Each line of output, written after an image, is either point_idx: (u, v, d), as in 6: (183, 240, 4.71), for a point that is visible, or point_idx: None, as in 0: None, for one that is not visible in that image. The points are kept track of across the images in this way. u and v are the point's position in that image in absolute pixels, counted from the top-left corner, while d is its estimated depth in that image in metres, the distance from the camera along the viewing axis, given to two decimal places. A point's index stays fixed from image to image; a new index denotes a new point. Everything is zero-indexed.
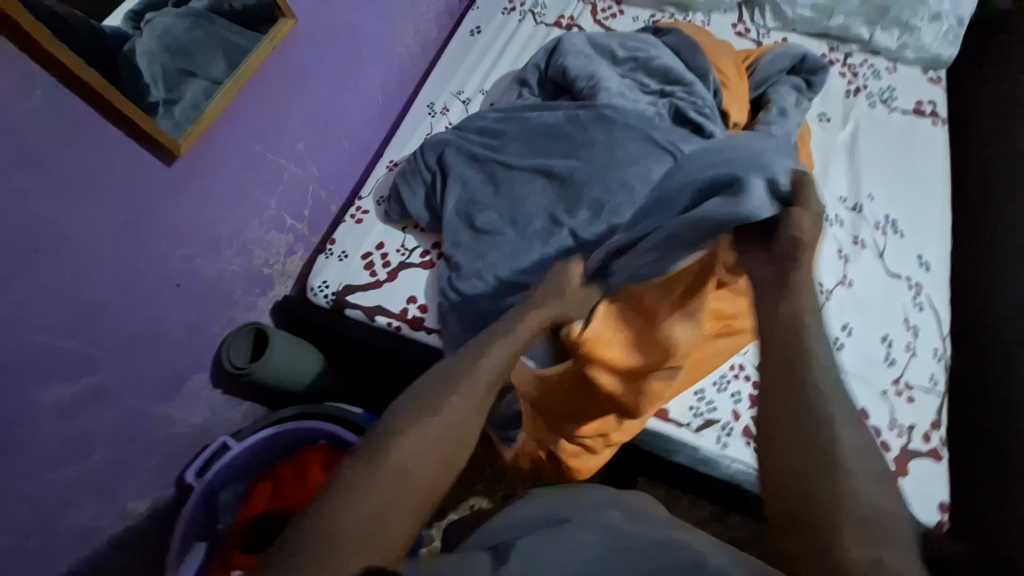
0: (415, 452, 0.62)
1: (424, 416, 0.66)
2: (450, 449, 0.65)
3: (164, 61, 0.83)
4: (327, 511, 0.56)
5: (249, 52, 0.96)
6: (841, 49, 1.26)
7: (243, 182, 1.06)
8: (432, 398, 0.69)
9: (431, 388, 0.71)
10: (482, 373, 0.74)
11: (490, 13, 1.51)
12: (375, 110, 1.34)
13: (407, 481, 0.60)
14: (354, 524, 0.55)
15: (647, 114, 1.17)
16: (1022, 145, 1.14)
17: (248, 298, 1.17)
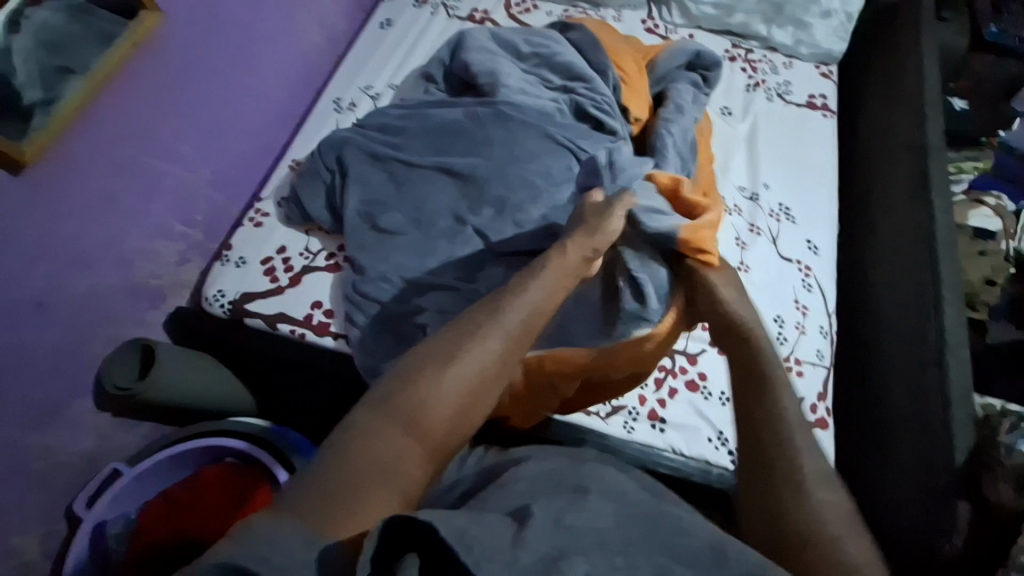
0: (449, 397, 0.58)
1: (439, 377, 0.59)
2: (468, 394, 0.59)
3: (41, 59, 0.70)
4: (364, 441, 0.53)
5: (115, 42, 0.79)
6: (743, 46, 1.35)
7: (116, 187, 0.86)
8: (442, 351, 0.61)
9: (443, 346, 0.62)
10: (510, 322, 0.65)
11: (400, 4, 1.36)
12: (277, 108, 1.15)
13: (436, 425, 0.56)
14: (384, 456, 0.53)
15: (527, 102, 1.00)
16: (895, 116, 1.17)
17: (133, 313, 0.95)
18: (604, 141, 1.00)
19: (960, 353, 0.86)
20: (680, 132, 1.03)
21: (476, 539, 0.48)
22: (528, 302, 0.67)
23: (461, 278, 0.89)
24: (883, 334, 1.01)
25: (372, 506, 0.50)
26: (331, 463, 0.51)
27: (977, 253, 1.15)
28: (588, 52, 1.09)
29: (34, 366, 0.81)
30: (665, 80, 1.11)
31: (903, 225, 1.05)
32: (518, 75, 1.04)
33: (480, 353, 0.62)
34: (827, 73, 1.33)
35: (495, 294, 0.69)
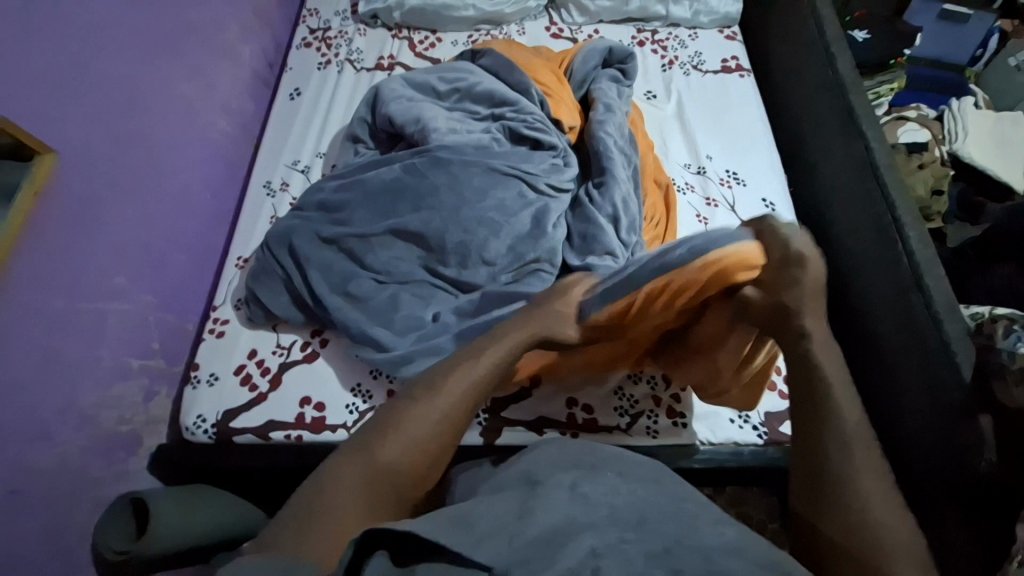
0: (401, 448, 0.64)
1: (393, 429, 0.65)
2: (419, 442, 0.65)
3: None
4: (332, 485, 0.61)
5: (13, 199, 0.73)
6: (647, 28, 1.38)
7: (58, 345, 0.79)
8: (418, 393, 0.68)
9: (418, 392, 0.69)
10: (484, 365, 0.71)
11: (305, 71, 1.33)
12: (206, 211, 1.11)
13: (387, 475, 0.62)
14: (356, 496, 0.61)
15: (461, 140, 0.98)
16: (804, 58, 1.22)
17: (111, 468, 0.88)
18: (546, 159, 0.99)
19: (934, 273, 0.89)
20: (617, 130, 1.03)
21: (479, 522, 0.52)
22: (497, 352, 0.72)
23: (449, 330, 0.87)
24: (855, 268, 1.04)
25: (328, 541, 0.57)
26: (310, 493, 0.60)
27: (917, 168, 1.20)
28: (504, 75, 1.08)
29: (21, 560, 0.74)
30: (586, 81, 1.12)
31: (842, 161, 1.08)
32: (443, 116, 1.02)
33: (439, 405, 0.67)
34: (732, 34, 1.38)
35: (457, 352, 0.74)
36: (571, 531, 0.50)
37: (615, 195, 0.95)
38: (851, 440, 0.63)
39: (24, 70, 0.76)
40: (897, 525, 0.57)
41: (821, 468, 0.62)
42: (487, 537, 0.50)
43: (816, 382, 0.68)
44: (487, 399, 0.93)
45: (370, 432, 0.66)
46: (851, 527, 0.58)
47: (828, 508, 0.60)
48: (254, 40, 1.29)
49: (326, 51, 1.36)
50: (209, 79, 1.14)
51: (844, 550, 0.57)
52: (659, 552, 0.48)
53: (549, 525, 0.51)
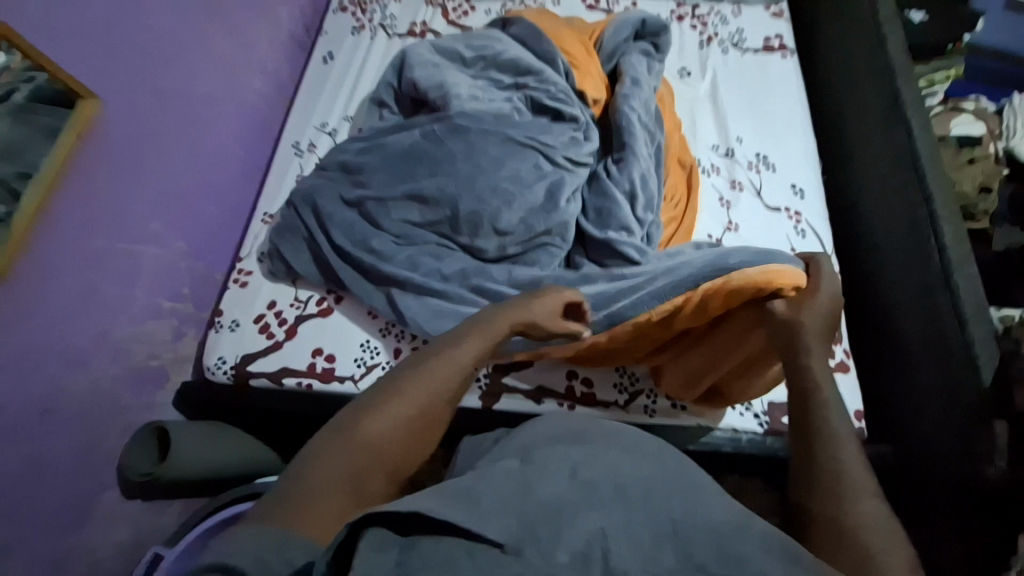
0: (394, 422, 0.62)
1: (383, 409, 0.63)
2: (413, 418, 0.63)
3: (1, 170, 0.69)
4: (316, 467, 0.57)
5: (57, 140, 0.78)
6: (687, 2, 1.33)
7: (96, 280, 0.86)
8: (404, 381, 0.66)
9: (402, 374, 0.67)
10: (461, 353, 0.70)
11: (339, 34, 1.35)
12: (238, 167, 1.16)
13: (382, 450, 0.60)
14: (345, 479, 0.57)
15: (482, 108, 0.98)
16: (852, 40, 1.15)
17: (140, 399, 0.95)
18: (566, 132, 0.98)
19: (966, 272, 0.84)
20: (642, 106, 1.01)
21: (484, 497, 0.50)
22: (479, 337, 0.72)
23: (454, 295, 0.89)
24: (884, 264, 0.99)
25: (328, 517, 0.54)
26: (300, 479, 0.56)
27: (965, 162, 1.13)
28: (531, 44, 1.07)
29: (58, 471, 0.81)
30: (616, 54, 1.09)
31: (881, 149, 1.03)
32: (467, 83, 1.02)
33: (436, 378, 0.66)
34: (778, 12, 1.31)
35: (445, 336, 0.73)
36: (574, 510, 0.49)
37: (633, 171, 0.94)
38: (834, 420, 0.61)
39: (75, 18, 0.80)
40: (875, 506, 0.54)
41: (806, 452, 0.59)
42: (495, 514, 0.48)
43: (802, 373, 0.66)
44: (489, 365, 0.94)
45: (353, 415, 0.62)
46: (831, 512, 0.54)
47: (809, 494, 0.56)
48: (292, 2, 1.32)
49: (361, 16, 1.38)
50: (246, 38, 1.17)
51: (824, 530, 0.53)
52: (670, 532, 0.48)
53: (549, 501, 0.50)
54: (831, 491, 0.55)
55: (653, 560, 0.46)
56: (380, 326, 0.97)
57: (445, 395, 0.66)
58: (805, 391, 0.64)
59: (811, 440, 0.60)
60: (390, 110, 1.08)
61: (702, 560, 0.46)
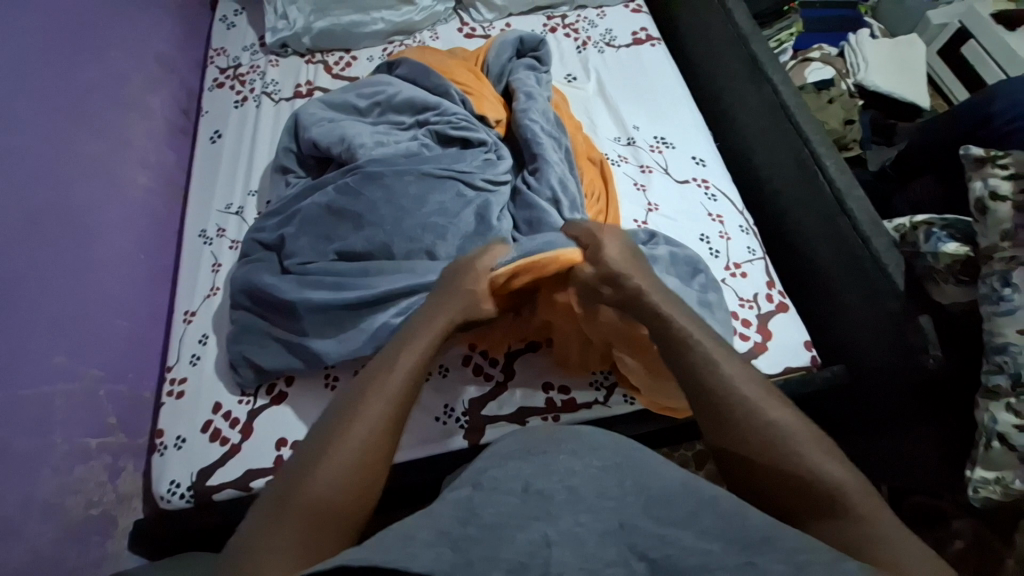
0: (336, 474, 0.59)
1: (324, 462, 0.60)
2: (360, 462, 0.61)
3: None
4: (259, 548, 0.55)
5: None
6: (555, 13, 1.41)
7: (4, 433, 0.75)
8: (343, 425, 0.63)
9: (342, 412, 0.65)
10: (399, 378, 0.67)
11: (221, 111, 1.30)
12: (141, 271, 1.07)
13: (329, 510, 0.58)
14: (290, 554, 0.54)
15: (392, 151, 0.98)
16: (705, 18, 1.27)
17: (87, 553, 0.83)
18: (476, 155, 1.00)
19: (855, 195, 0.95)
20: (541, 116, 1.06)
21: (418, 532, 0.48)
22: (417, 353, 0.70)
23: None
24: (788, 206, 1.08)
25: None
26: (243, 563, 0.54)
27: (827, 103, 1.27)
28: (422, 81, 1.09)
29: None
30: (504, 74, 1.14)
31: (756, 106, 1.13)
32: (369, 131, 1.01)
33: (383, 402, 0.65)
34: (637, 7, 1.42)
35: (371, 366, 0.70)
36: (514, 524, 0.48)
37: (551, 177, 0.97)
38: (711, 360, 0.65)
39: None
40: (786, 423, 0.61)
41: (714, 409, 0.63)
42: (426, 547, 0.46)
43: (676, 337, 0.69)
44: (465, 402, 0.92)
45: (293, 475, 0.60)
46: (766, 454, 0.59)
47: (743, 447, 0.60)
48: (162, 89, 1.26)
49: (240, 88, 1.33)
50: (119, 136, 1.09)
51: (777, 475, 0.58)
52: (616, 528, 0.47)
53: (489, 522, 0.48)
54: (750, 432, 0.60)
55: (593, 556, 0.45)
56: None
57: (389, 416, 0.64)
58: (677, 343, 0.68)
59: (708, 398, 0.63)
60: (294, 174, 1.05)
61: (645, 548, 0.46)
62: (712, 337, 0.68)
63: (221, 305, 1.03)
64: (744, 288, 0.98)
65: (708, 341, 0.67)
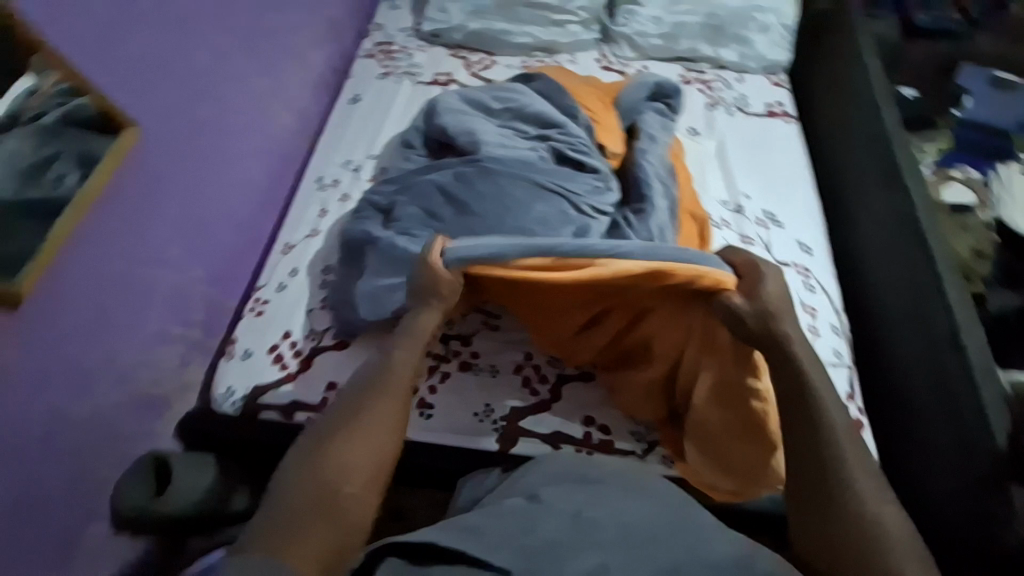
0: (357, 447, 0.67)
1: (340, 436, 0.67)
2: (372, 440, 0.68)
3: (17, 187, 0.68)
4: (286, 502, 0.61)
5: (94, 172, 0.78)
6: (695, 68, 1.43)
7: (114, 300, 0.85)
8: (348, 407, 0.71)
9: (357, 394, 0.73)
10: (396, 370, 0.76)
11: (365, 79, 1.41)
12: (259, 198, 1.17)
13: (349, 473, 0.64)
14: (315, 510, 0.61)
15: (510, 154, 1.03)
16: (849, 110, 1.24)
17: (140, 427, 0.91)
18: (587, 180, 1.03)
19: (971, 330, 0.88)
20: (657, 161, 1.08)
21: (488, 530, 0.60)
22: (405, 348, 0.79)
23: None
24: (891, 321, 1.02)
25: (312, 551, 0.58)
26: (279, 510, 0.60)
27: (958, 228, 1.20)
28: (555, 98, 1.14)
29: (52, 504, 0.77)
30: (633, 112, 1.16)
31: (881, 210, 1.09)
32: (495, 132, 1.07)
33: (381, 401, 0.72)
34: (779, 81, 1.40)
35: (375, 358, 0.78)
36: (573, 545, 0.58)
37: (653, 223, 0.98)
38: (837, 442, 0.67)
39: (120, 55, 0.83)
40: (891, 529, 0.61)
41: (822, 490, 0.65)
42: (494, 545, 0.58)
43: (808, 406, 0.70)
44: (507, 408, 0.93)
45: (310, 444, 0.67)
46: (863, 555, 0.60)
47: (836, 534, 0.62)
48: (322, 46, 1.38)
49: (387, 63, 1.45)
50: (278, 78, 1.22)
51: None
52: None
53: (548, 537, 0.59)
54: (857, 525, 0.61)
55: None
56: None
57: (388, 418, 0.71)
58: (805, 416, 0.70)
59: (822, 480, 0.65)
60: (416, 151, 1.12)
61: None
62: (846, 423, 0.70)
63: (316, 248, 1.10)
64: None
65: (841, 420, 0.69)
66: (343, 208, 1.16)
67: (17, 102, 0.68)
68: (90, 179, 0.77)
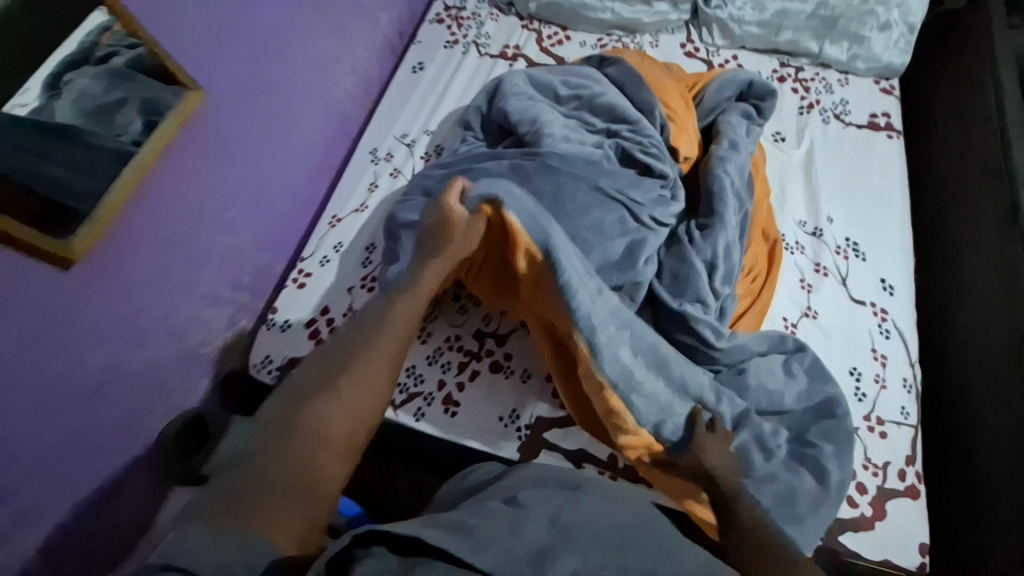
0: (337, 407, 0.60)
1: (321, 397, 0.60)
2: (354, 399, 0.61)
3: (84, 128, 0.71)
4: (257, 458, 0.55)
5: (155, 130, 0.79)
6: (791, 63, 1.28)
7: (169, 260, 0.88)
8: (335, 360, 0.64)
9: (339, 345, 0.66)
10: (389, 323, 0.69)
11: (432, 46, 1.35)
12: (316, 164, 1.17)
13: (325, 436, 0.57)
14: (285, 469, 0.54)
15: (574, 148, 0.96)
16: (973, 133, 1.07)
17: (187, 381, 0.95)
18: (650, 186, 0.95)
19: None
20: (736, 171, 0.97)
21: (476, 531, 0.54)
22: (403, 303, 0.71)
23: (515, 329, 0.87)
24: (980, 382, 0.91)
25: (286, 519, 0.51)
26: (248, 472, 0.53)
27: None
28: (631, 91, 1.04)
29: (102, 446, 0.83)
30: (717, 112, 1.06)
31: (990, 258, 0.95)
32: (560, 121, 0.99)
33: (350, 362, 0.64)
34: (889, 88, 1.23)
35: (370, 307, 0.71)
36: (553, 552, 0.52)
37: (719, 239, 0.90)
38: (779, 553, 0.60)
39: (185, 14, 0.83)
40: None
41: None
42: (483, 546, 0.51)
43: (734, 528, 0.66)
44: (533, 416, 0.91)
45: (290, 404, 0.60)
46: None
47: None
48: (392, 7, 1.32)
49: (456, 29, 1.37)
50: (345, 40, 1.18)
51: None
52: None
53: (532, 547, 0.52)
54: None
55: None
56: (427, 353, 0.96)
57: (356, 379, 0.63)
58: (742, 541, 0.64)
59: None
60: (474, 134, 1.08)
61: None
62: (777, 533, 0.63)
63: (363, 223, 1.10)
64: (876, 452, 0.86)
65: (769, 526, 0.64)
66: (395, 184, 1.14)
67: (90, 36, 0.70)
68: (156, 134, 0.79)
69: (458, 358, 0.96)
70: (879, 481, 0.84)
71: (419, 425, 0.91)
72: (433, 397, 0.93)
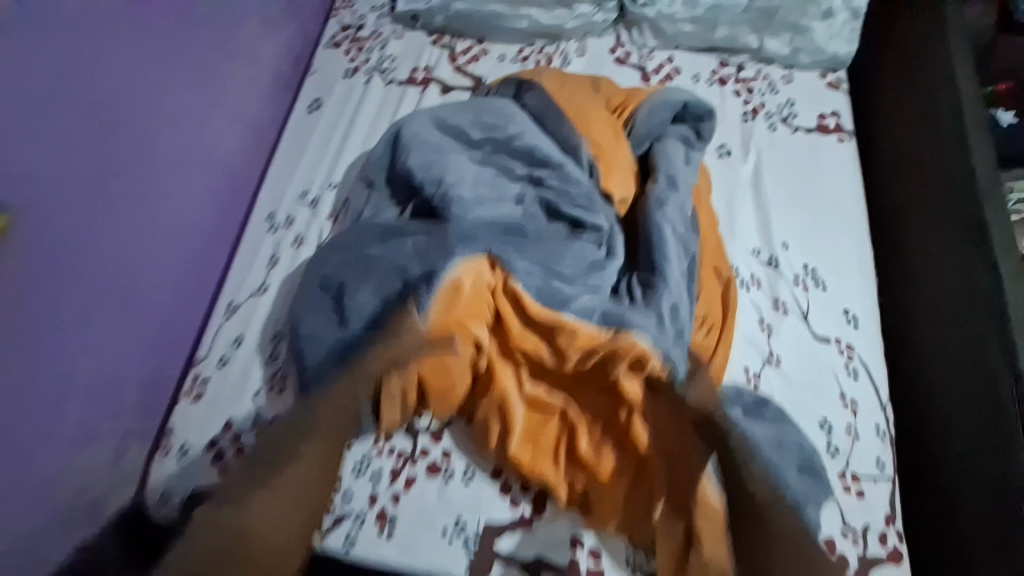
0: (267, 515, 0.69)
1: (270, 480, 0.71)
2: (294, 496, 0.71)
3: None
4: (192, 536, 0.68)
5: None
6: (732, 61, 1.15)
7: (14, 416, 0.69)
8: (275, 459, 0.72)
9: (277, 445, 0.74)
10: (324, 422, 0.74)
11: (329, 77, 1.17)
12: (200, 240, 0.97)
13: (254, 539, 0.68)
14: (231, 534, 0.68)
15: (492, 209, 0.83)
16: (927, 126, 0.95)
17: (65, 539, 0.79)
18: (578, 242, 0.82)
19: None
20: (677, 212, 0.86)
21: None
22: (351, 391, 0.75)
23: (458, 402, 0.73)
24: (950, 429, 0.82)
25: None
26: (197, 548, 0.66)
27: None
28: (555, 127, 0.91)
29: None
30: (653, 142, 0.93)
31: (952, 277, 0.86)
32: (476, 175, 0.86)
33: (311, 446, 0.73)
34: (837, 81, 1.13)
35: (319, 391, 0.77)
36: None
37: (662, 300, 0.79)
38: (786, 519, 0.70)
39: None
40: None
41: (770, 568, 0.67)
42: None
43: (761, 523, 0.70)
44: (480, 525, 0.75)
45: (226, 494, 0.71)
46: None
47: None
48: (278, 37, 1.13)
49: (355, 54, 1.19)
50: (221, 84, 0.98)
51: None
52: None
53: None
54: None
55: None
56: (352, 463, 0.79)
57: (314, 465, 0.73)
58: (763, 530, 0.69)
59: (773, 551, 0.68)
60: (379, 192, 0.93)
61: None
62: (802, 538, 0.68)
63: (265, 312, 0.95)
64: (852, 515, 0.78)
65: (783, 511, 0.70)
66: (297, 256, 0.97)
67: None
68: None
69: (391, 463, 0.79)
70: (859, 550, 0.76)
71: (351, 558, 0.73)
72: (363, 517, 0.76)
